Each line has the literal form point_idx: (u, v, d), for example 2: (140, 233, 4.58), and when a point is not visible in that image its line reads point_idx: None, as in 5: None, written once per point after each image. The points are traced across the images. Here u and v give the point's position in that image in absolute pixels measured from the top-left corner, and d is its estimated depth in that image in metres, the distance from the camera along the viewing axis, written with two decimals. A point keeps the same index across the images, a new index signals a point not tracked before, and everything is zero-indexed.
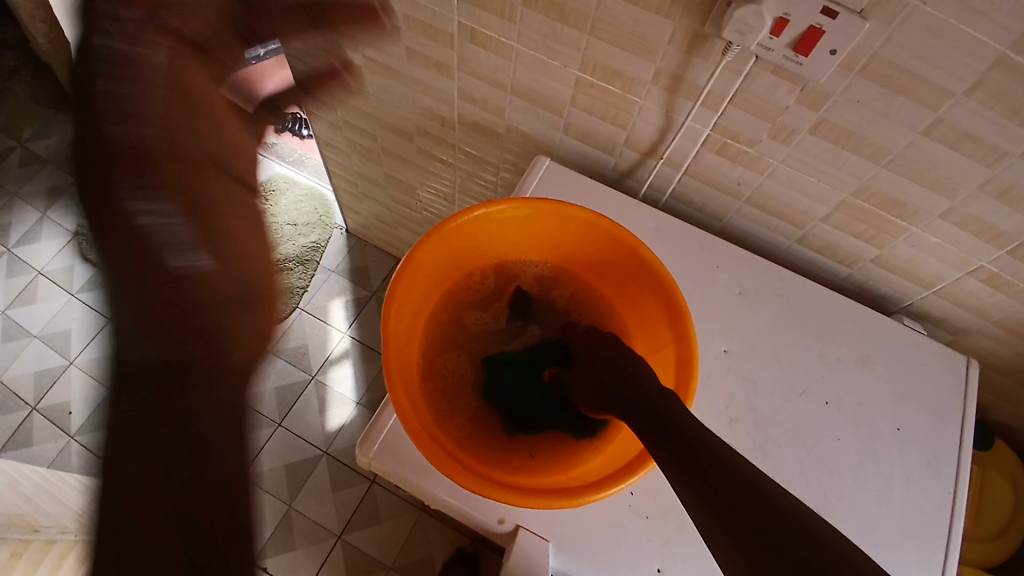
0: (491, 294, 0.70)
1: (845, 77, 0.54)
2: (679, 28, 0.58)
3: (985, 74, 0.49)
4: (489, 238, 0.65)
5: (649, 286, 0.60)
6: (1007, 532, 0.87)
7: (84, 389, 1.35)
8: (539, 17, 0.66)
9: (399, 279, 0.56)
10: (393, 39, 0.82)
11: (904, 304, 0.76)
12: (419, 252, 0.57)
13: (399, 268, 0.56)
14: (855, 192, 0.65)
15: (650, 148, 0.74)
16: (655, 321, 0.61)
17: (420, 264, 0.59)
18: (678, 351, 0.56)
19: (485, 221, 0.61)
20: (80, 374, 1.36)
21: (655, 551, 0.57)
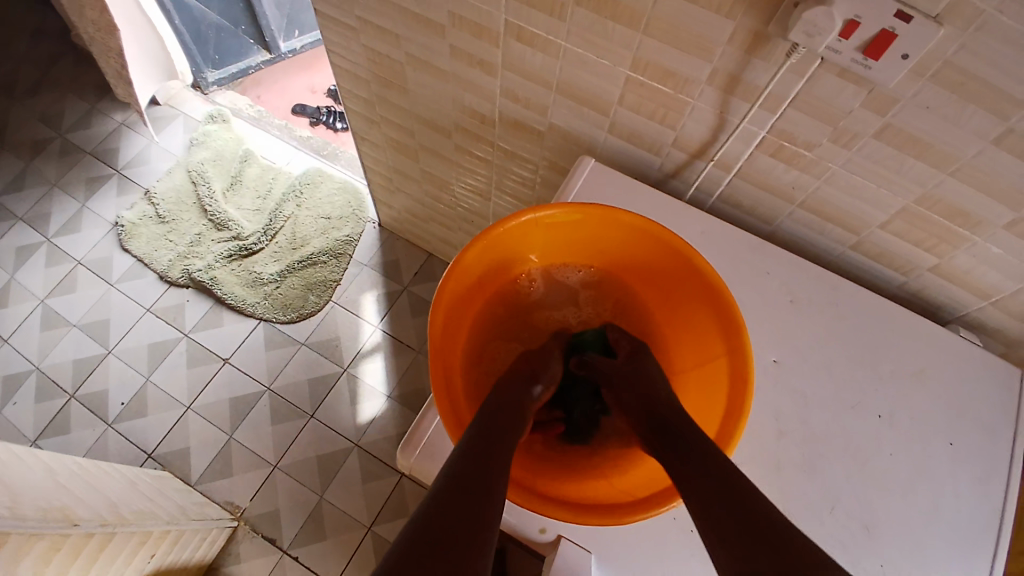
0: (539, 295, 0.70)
1: (915, 81, 0.52)
2: (740, 28, 0.56)
3: None
4: (537, 241, 0.64)
5: (700, 295, 0.58)
6: None
7: (124, 377, 1.38)
8: (590, 15, 0.64)
9: (447, 285, 0.56)
10: (436, 36, 0.81)
11: (960, 314, 0.72)
12: (468, 256, 0.57)
13: (447, 273, 0.56)
14: (917, 200, 0.62)
15: (700, 149, 0.72)
16: (707, 329, 0.59)
17: (468, 269, 0.59)
18: (730, 363, 0.55)
19: (533, 225, 0.60)
20: (119, 362, 1.40)
21: (699, 565, 0.56)
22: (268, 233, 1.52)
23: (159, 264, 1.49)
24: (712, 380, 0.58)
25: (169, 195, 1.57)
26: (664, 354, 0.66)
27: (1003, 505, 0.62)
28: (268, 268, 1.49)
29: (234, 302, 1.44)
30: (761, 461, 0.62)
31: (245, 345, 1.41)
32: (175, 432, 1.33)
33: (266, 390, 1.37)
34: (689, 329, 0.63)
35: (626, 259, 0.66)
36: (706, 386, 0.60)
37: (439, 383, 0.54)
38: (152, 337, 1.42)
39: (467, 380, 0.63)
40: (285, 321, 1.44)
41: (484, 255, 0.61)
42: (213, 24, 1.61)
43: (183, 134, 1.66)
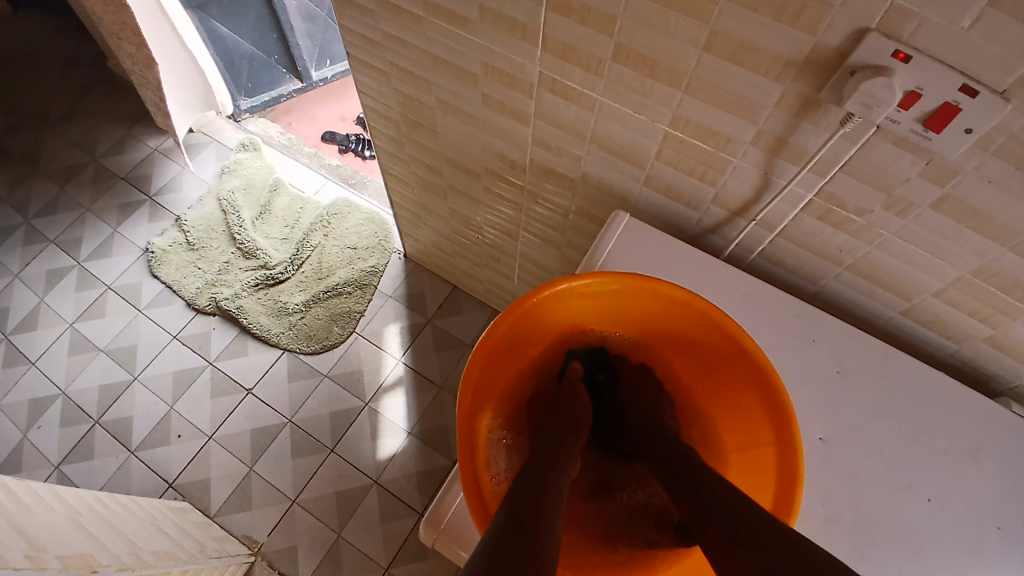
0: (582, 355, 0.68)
1: (978, 154, 0.48)
2: (790, 93, 0.54)
3: None
4: (576, 307, 0.62)
5: (742, 375, 0.56)
6: None
7: (148, 405, 1.39)
8: (629, 72, 0.63)
9: (476, 360, 0.54)
10: (469, 85, 0.81)
11: (1016, 387, 0.67)
12: (498, 329, 0.55)
13: (478, 346, 0.54)
14: (975, 271, 0.58)
15: (741, 207, 0.69)
16: (754, 414, 0.56)
17: (501, 337, 0.57)
18: (779, 454, 0.52)
19: (569, 294, 0.58)
20: (144, 389, 1.41)
21: None
22: (295, 263, 1.52)
23: (187, 291, 1.50)
24: (758, 468, 0.56)
25: (199, 223, 1.59)
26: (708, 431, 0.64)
27: None
28: (294, 298, 1.49)
29: (259, 331, 1.45)
30: None
31: (268, 376, 1.41)
32: (197, 462, 1.33)
33: (289, 422, 1.36)
34: (730, 405, 0.60)
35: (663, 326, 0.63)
36: (748, 470, 0.58)
37: (468, 464, 0.52)
38: (177, 365, 1.43)
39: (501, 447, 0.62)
40: (309, 352, 1.43)
41: (520, 321, 0.59)
42: (246, 54, 1.64)
43: (215, 162, 1.69)
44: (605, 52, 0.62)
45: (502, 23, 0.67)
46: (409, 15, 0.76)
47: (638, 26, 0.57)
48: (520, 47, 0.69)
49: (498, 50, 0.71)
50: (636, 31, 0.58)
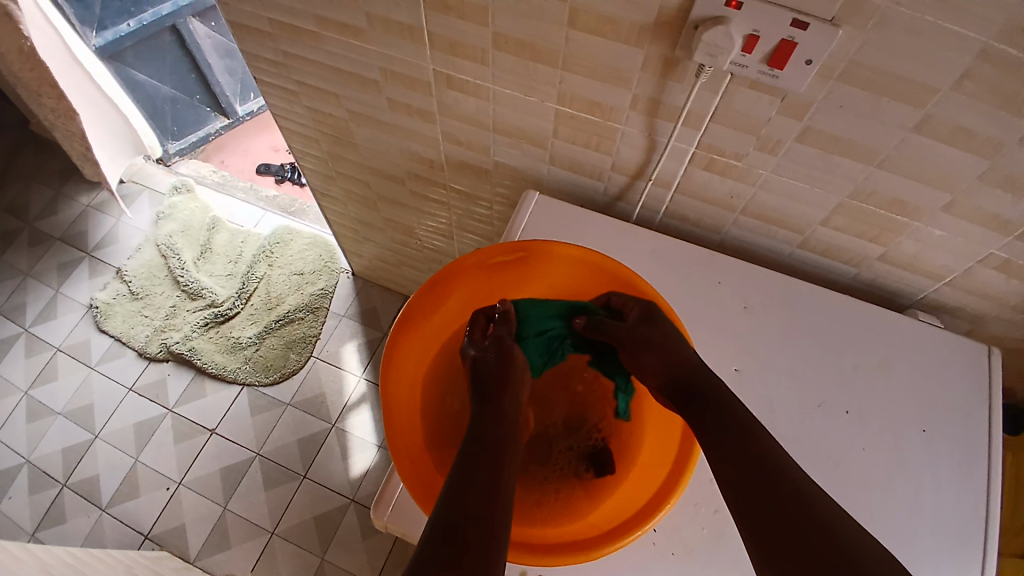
0: None
1: (825, 83, 0.53)
2: (652, 55, 0.58)
3: (971, 66, 0.47)
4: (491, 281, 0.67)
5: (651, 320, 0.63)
6: None
7: (112, 461, 1.37)
8: (511, 58, 0.66)
9: (399, 330, 0.59)
10: (374, 93, 0.83)
11: (917, 297, 0.73)
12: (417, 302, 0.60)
13: (395, 325, 0.59)
14: (852, 194, 0.63)
15: (637, 170, 0.73)
16: None
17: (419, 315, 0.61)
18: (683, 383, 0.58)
19: (480, 268, 0.63)
20: (107, 446, 1.38)
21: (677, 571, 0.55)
22: (243, 297, 1.51)
23: (136, 341, 1.48)
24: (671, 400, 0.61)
25: (141, 272, 1.58)
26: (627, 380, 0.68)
27: (987, 490, 0.62)
28: (246, 331, 1.48)
29: (215, 370, 1.43)
30: None
31: (230, 413, 1.40)
32: (169, 510, 1.31)
33: (256, 455, 1.35)
34: None
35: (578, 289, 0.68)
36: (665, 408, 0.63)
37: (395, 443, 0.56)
38: (137, 417, 1.41)
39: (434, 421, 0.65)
40: (268, 383, 1.43)
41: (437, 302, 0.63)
42: (168, 97, 1.63)
43: (150, 209, 1.67)
44: (485, 41, 0.65)
45: (389, 27, 0.70)
46: (305, 31, 0.78)
47: (507, 12, 0.61)
48: (409, 47, 0.72)
49: (392, 54, 0.74)
50: (506, 17, 0.61)
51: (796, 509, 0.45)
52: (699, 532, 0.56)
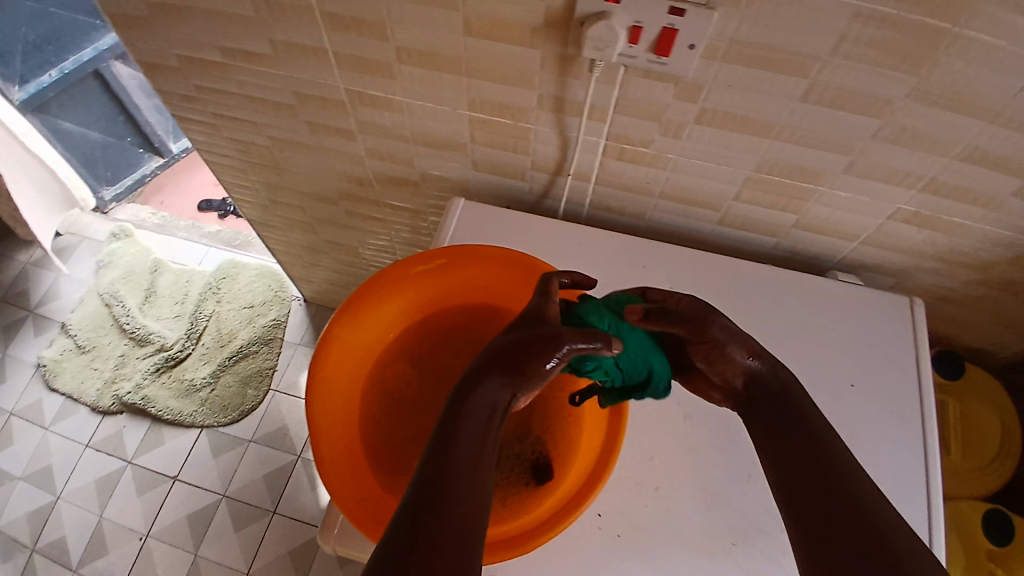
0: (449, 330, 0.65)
1: (712, 64, 0.55)
2: (547, 54, 0.59)
3: (845, 30, 0.49)
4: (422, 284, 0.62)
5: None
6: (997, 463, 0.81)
7: (77, 520, 1.31)
8: (417, 70, 0.67)
9: (319, 357, 0.56)
10: (291, 117, 0.83)
11: (837, 259, 0.75)
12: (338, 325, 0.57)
13: (319, 345, 0.56)
14: (757, 168, 0.65)
15: (557, 167, 0.74)
16: None
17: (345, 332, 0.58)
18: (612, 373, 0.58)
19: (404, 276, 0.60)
20: (70, 506, 1.33)
21: (625, 552, 0.56)
22: (192, 338, 1.48)
23: (88, 395, 1.43)
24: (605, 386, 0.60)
25: (86, 324, 1.52)
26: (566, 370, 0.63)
27: (923, 435, 0.64)
28: (200, 372, 1.45)
29: (171, 415, 1.40)
30: (670, 452, 0.60)
31: (192, 457, 1.37)
32: (139, 564, 1.27)
33: (222, 497, 1.32)
34: None
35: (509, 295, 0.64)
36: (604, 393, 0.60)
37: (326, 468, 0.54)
38: (97, 472, 1.36)
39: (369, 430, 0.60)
40: (227, 423, 1.39)
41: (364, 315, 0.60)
42: (97, 142, 1.58)
43: (91, 259, 1.62)
44: (389, 55, 0.66)
45: (296, 50, 0.71)
46: (213, 63, 0.78)
47: (405, 26, 0.62)
48: (319, 69, 0.72)
49: (303, 77, 0.75)
50: (404, 30, 0.62)
51: (860, 522, 0.41)
52: (643, 510, 0.58)
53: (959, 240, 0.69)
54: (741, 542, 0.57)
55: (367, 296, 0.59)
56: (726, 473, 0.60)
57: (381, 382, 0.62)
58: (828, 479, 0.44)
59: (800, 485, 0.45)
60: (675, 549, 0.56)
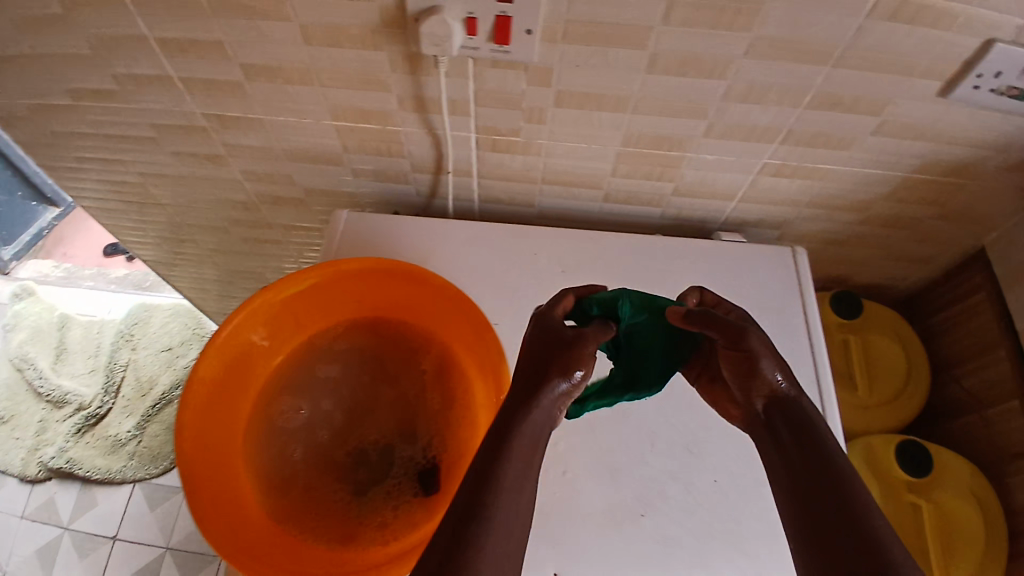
0: (328, 351, 0.64)
1: (554, 46, 0.55)
2: (393, 55, 0.58)
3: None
4: (291, 311, 0.60)
5: (456, 310, 0.60)
6: (905, 389, 0.81)
7: None
8: (269, 85, 0.65)
9: (185, 409, 0.53)
10: (157, 149, 0.79)
11: (721, 220, 0.77)
12: (202, 371, 0.55)
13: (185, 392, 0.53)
14: (625, 142, 0.66)
15: (436, 166, 0.73)
16: (465, 346, 0.62)
17: (213, 373, 0.56)
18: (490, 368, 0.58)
19: (270, 306, 0.58)
20: None
21: (537, 540, 0.57)
22: (111, 391, 1.40)
23: (13, 467, 1.33)
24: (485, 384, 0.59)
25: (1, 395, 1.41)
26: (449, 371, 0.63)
27: (816, 378, 0.66)
28: (124, 425, 1.37)
29: (100, 475, 1.32)
30: (573, 433, 0.62)
31: (128, 514, 1.30)
32: None
33: (166, 549, 1.26)
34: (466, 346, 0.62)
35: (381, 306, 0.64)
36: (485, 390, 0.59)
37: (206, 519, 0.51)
38: (37, 542, 1.27)
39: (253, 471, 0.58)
40: (160, 473, 1.34)
41: (232, 352, 0.58)
42: None
43: None
44: (236, 74, 0.64)
45: (140, 80, 0.67)
46: (60, 106, 0.74)
47: (246, 43, 0.60)
48: (169, 97, 0.69)
49: (155, 106, 0.71)
50: (247, 48, 0.60)
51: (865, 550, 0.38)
52: (551, 496, 0.59)
53: (835, 184, 0.69)
54: (650, 512, 0.59)
55: (229, 334, 0.56)
56: (625, 445, 0.62)
57: (264, 418, 0.61)
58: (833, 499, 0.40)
59: (806, 498, 0.42)
60: (585, 527, 0.58)
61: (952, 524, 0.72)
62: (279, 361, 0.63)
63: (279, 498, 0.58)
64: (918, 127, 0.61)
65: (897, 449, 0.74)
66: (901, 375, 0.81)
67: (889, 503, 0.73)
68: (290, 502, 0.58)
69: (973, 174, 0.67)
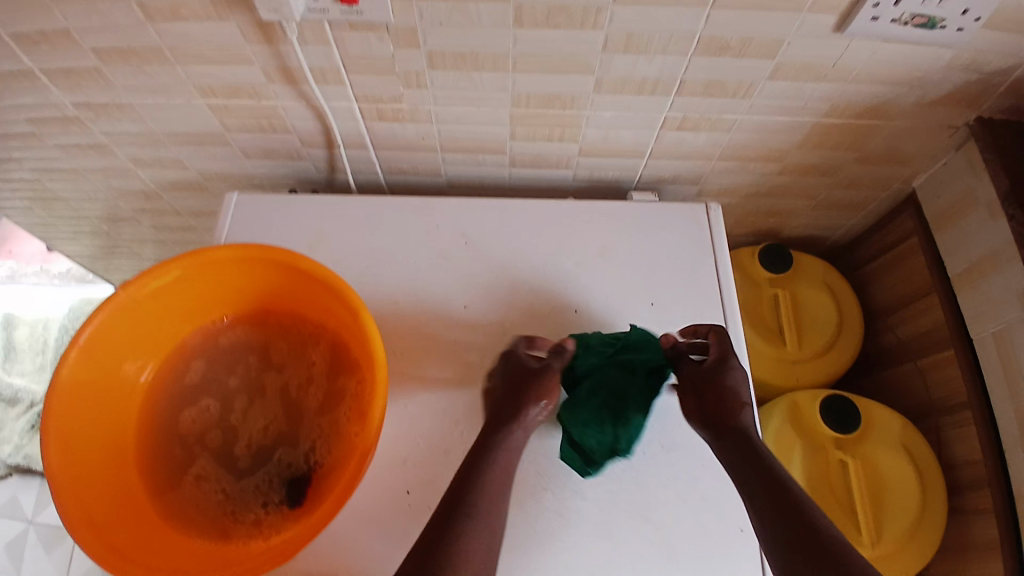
0: (213, 347, 0.61)
1: (409, 4, 0.51)
2: (241, 23, 0.53)
3: None
4: (167, 305, 0.57)
5: (333, 295, 0.56)
6: (835, 341, 0.80)
7: None
8: (126, 69, 0.60)
9: (50, 412, 0.50)
10: (39, 143, 0.75)
11: (635, 178, 0.73)
12: (67, 372, 0.51)
13: (49, 395, 0.50)
14: (515, 103, 0.62)
15: (327, 139, 0.69)
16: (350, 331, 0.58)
17: (82, 374, 0.53)
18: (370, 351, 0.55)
19: (139, 302, 0.54)
20: None
21: None
22: None
23: None
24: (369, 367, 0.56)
25: None
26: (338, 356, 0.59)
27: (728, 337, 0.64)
28: None
29: None
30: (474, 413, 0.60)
31: None
32: None
33: None
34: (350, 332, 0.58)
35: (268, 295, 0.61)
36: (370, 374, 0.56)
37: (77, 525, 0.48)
38: (4, 539, 1.28)
39: (134, 471, 0.56)
40: None
41: (105, 351, 0.54)
42: None
43: None
44: (88, 59, 0.59)
45: None
46: None
47: (89, 27, 0.55)
48: (29, 90, 0.64)
49: (19, 100, 0.67)
50: (90, 32, 0.56)
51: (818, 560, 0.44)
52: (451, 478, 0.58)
53: (738, 135, 0.66)
54: (554, 488, 0.57)
55: (95, 332, 0.53)
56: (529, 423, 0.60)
57: (148, 419, 0.58)
58: (790, 516, 0.47)
59: (767, 517, 0.48)
60: None
61: (876, 477, 0.71)
62: (163, 357, 0.60)
63: (162, 500, 0.55)
64: (817, 67, 0.57)
65: (822, 407, 0.72)
66: (832, 328, 0.79)
67: (816, 458, 0.72)
68: (173, 502, 0.55)
69: (887, 114, 0.63)
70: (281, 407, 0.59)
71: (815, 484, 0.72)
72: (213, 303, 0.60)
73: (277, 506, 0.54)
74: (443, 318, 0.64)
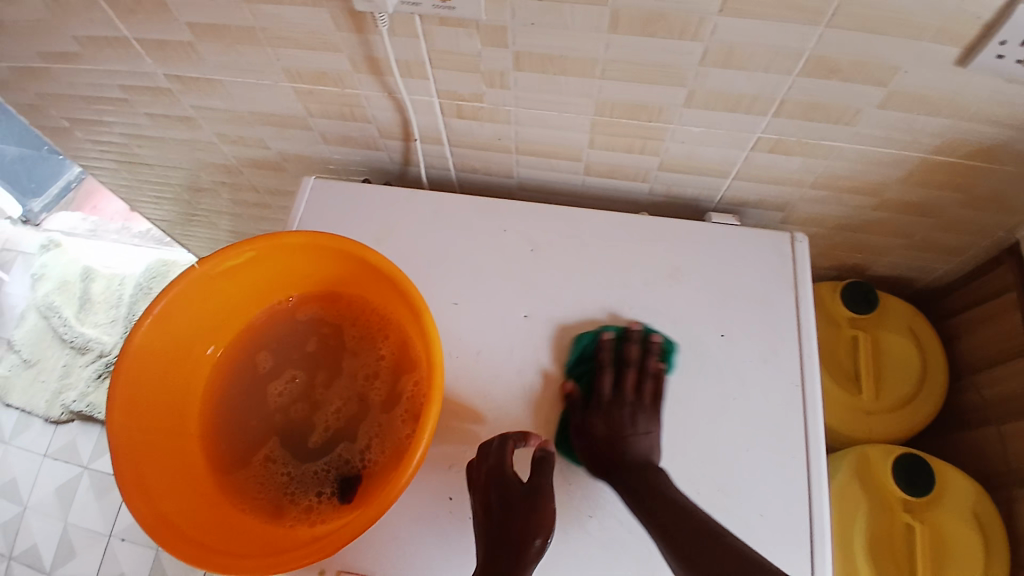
0: (278, 329, 0.62)
1: (502, 2, 0.49)
2: (333, 10, 0.53)
3: None
4: (237, 284, 0.58)
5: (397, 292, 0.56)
6: (915, 394, 0.74)
7: (47, 527, 1.34)
8: (219, 46, 0.61)
9: (118, 380, 0.51)
10: (132, 111, 0.78)
11: (716, 198, 0.70)
12: (140, 340, 0.52)
13: (121, 361, 0.52)
14: (599, 111, 0.59)
15: (403, 132, 0.68)
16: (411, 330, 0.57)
17: (154, 343, 0.54)
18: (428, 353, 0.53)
19: (212, 279, 0.55)
20: (40, 514, 1.35)
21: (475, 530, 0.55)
22: None
23: (39, 408, 1.43)
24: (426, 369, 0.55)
25: (28, 339, 1.51)
26: (398, 353, 0.59)
27: (802, 378, 0.60)
28: None
29: None
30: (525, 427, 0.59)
31: None
32: (106, 563, 1.29)
33: None
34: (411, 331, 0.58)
35: (338, 285, 0.61)
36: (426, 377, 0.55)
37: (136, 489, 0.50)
38: (58, 480, 1.37)
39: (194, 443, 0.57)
40: None
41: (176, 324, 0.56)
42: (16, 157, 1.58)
43: (25, 274, 1.59)
44: (185, 36, 0.61)
45: (100, 44, 0.66)
46: (41, 69, 0.75)
47: (189, 3, 0.56)
48: (128, 60, 0.67)
49: (118, 69, 0.69)
50: (190, 8, 0.57)
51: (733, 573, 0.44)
52: None
53: (834, 164, 0.61)
54: (598, 514, 0.55)
55: (169, 305, 0.54)
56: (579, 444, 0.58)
57: (209, 393, 0.60)
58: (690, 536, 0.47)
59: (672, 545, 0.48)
60: None
61: (945, 548, 0.65)
62: (233, 337, 0.61)
63: (217, 474, 0.56)
64: (936, 100, 0.52)
65: (896, 463, 0.66)
66: (911, 380, 0.74)
67: (880, 518, 0.67)
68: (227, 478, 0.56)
69: (1006, 158, 0.57)
70: (337, 398, 0.59)
71: (875, 544, 0.66)
72: (281, 286, 0.61)
73: (327, 497, 0.55)
74: (501, 325, 0.63)
